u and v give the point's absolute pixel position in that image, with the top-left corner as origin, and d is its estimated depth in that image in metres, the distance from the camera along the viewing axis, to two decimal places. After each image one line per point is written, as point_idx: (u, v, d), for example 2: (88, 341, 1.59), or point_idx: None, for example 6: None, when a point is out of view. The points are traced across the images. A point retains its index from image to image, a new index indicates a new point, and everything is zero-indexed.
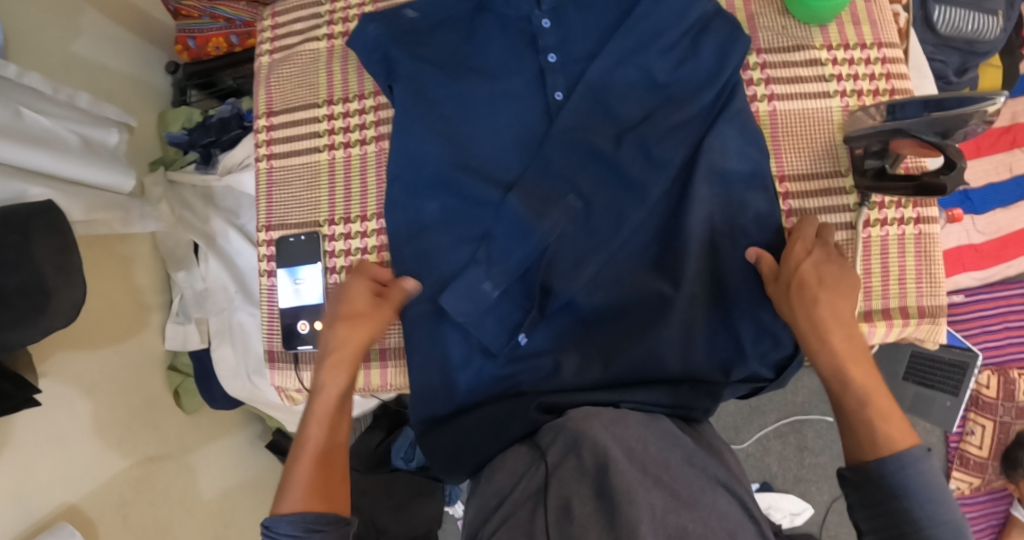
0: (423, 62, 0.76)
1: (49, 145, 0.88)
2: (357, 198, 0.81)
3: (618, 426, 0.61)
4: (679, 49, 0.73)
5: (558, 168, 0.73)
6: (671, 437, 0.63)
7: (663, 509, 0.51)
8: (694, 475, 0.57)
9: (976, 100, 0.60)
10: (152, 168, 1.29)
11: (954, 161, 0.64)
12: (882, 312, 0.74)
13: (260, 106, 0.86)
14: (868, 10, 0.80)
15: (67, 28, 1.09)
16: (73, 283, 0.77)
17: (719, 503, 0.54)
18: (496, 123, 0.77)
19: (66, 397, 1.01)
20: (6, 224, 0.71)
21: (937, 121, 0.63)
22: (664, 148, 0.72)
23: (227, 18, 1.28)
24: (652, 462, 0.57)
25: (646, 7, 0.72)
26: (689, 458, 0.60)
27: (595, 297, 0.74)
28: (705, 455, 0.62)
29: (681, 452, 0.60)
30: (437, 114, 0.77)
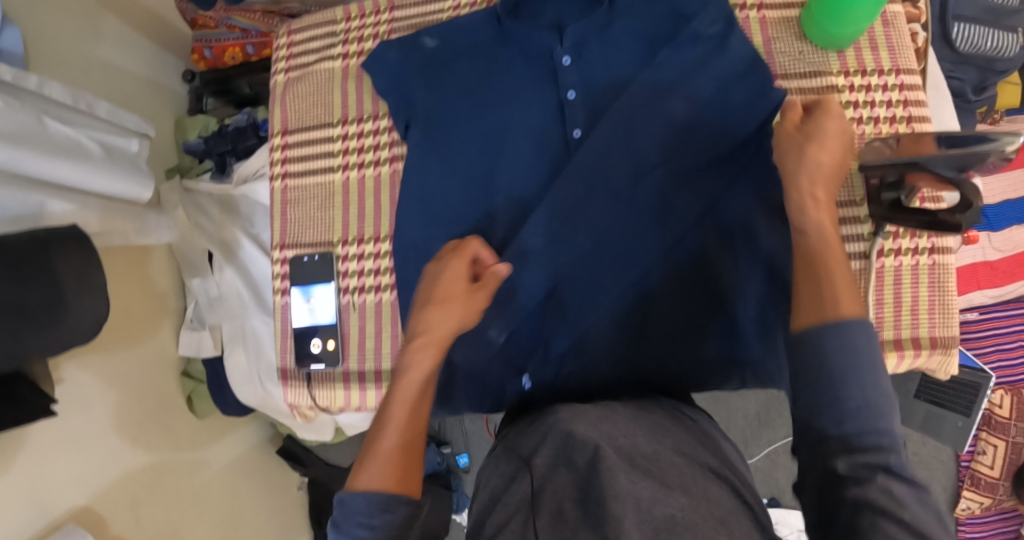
0: (443, 98, 0.78)
1: (73, 154, 0.91)
2: (370, 216, 0.80)
3: (605, 423, 0.60)
4: (707, 91, 0.73)
5: (584, 203, 0.73)
6: (662, 429, 0.63)
7: (649, 499, 0.52)
8: (686, 466, 0.57)
9: (990, 140, 0.57)
10: (168, 175, 1.30)
11: (971, 200, 0.63)
12: (894, 343, 0.73)
13: (276, 124, 0.87)
14: (887, 36, 0.80)
15: (90, 38, 1.11)
16: (91, 296, 0.80)
17: (711, 490, 0.55)
18: (516, 158, 0.77)
19: (82, 403, 1.03)
20: (31, 242, 0.75)
21: (956, 156, 0.61)
22: (681, 187, 0.72)
23: (242, 29, 1.29)
24: (642, 456, 0.57)
25: (667, 53, 0.74)
26: (678, 448, 0.60)
27: (600, 316, 0.75)
28: (699, 445, 0.62)
29: (672, 442, 0.61)
30: (461, 145, 0.77)
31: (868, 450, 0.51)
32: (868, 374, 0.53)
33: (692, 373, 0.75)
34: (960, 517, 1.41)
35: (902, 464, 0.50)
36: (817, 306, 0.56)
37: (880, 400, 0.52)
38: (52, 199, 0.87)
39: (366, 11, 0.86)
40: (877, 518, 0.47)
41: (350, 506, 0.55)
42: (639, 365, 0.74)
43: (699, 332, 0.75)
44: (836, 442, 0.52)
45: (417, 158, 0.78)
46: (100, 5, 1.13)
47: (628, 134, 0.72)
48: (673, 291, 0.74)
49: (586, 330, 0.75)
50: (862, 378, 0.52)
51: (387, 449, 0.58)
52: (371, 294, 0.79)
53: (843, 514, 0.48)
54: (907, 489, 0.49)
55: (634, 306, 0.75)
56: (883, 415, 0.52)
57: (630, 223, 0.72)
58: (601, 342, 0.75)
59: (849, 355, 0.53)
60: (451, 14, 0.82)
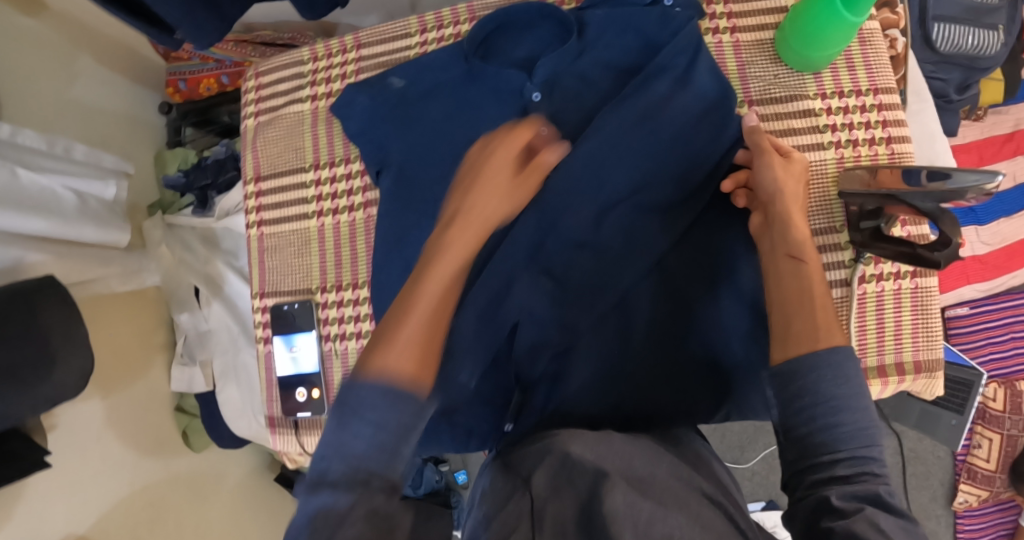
0: (414, 140, 0.76)
1: (47, 209, 0.90)
2: (348, 262, 0.80)
3: (603, 444, 0.62)
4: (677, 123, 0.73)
5: (560, 245, 0.72)
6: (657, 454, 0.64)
7: (649, 517, 0.53)
8: (678, 488, 0.59)
9: (972, 177, 0.56)
10: (151, 212, 1.29)
11: (948, 238, 0.61)
12: (878, 369, 0.73)
13: (249, 169, 0.86)
14: (863, 55, 0.79)
15: (65, 77, 1.09)
16: (76, 351, 0.84)
17: (704, 516, 0.55)
18: None
19: (76, 449, 1.03)
20: (13, 301, 0.78)
21: (932, 194, 0.60)
22: (651, 225, 0.73)
23: (216, 60, 1.28)
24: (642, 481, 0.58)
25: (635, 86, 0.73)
26: (676, 472, 0.62)
27: (582, 353, 0.74)
28: (695, 468, 0.64)
29: (668, 465, 0.62)
30: (433, 184, 0.75)
31: (856, 476, 0.51)
32: (862, 402, 0.54)
33: (681, 406, 0.72)
34: (957, 511, 1.41)
35: (891, 496, 0.49)
36: (801, 339, 0.58)
37: (873, 431, 0.53)
38: (29, 252, 0.87)
39: (333, 50, 0.85)
40: (862, 524, 0.46)
41: (357, 389, 0.46)
42: (622, 397, 0.72)
43: (686, 362, 0.73)
44: (825, 469, 0.52)
45: (388, 197, 0.76)
46: (73, 43, 1.10)
47: (600, 172, 0.72)
48: (653, 326, 0.74)
49: (568, 364, 0.74)
50: (857, 405, 0.53)
51: (407, 334, 0.50)
52: (351, 341, 0.79)
53: (831, 527, 0.47)
54: (897, 520, 0.48)
55: (615, 341, 0.74)
56: (874, 445, 0.53)
57: (603, 262, 0.73)
58: (584, 377, 0.74)
59: (845, 382, 0.54)
60: (419, 51, 0.82)
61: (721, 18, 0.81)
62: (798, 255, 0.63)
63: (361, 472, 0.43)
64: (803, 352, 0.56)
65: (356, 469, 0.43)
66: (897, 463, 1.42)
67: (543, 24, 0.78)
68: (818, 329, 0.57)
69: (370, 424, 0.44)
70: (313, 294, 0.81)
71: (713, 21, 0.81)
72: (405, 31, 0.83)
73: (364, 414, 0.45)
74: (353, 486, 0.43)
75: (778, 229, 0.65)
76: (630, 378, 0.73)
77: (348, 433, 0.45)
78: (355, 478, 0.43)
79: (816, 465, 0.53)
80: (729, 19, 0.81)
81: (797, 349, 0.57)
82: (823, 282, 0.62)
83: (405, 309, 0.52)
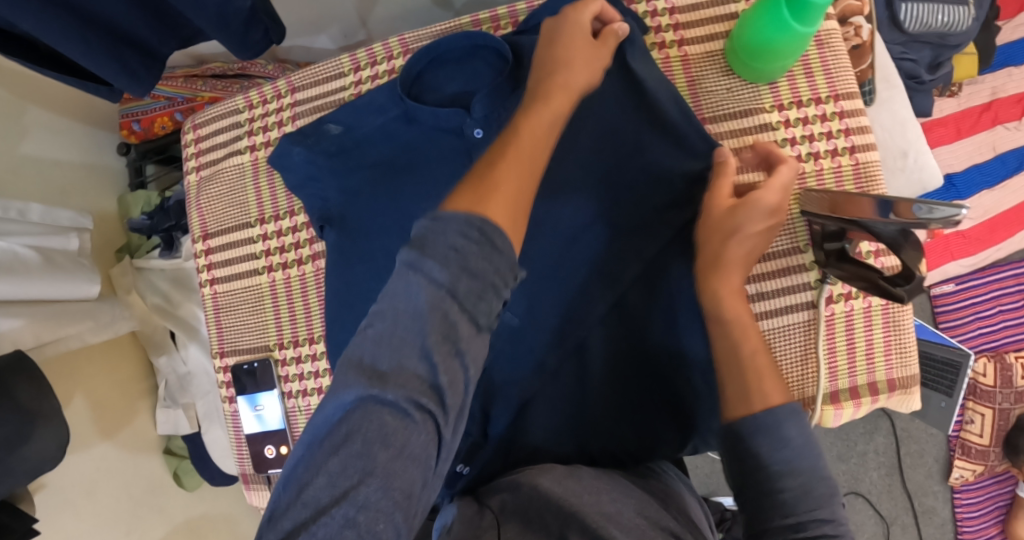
0: (355, 190, 0.73)
1: (7, 270, 0.86)
2: (303, 317, 0.79)
3: (569, 479, 0.60)
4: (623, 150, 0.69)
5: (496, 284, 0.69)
6: (625, 488, 0.61)
7: None
8: (645, 525, 0.55)
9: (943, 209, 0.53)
10: (119, 257, 1.28)
11: (912, 272, 0.61)
12: (849, 391, 0.74)
13: (197, 228, 0.85)
14: (822, 59, 0.75)
15: (13, 134, 1.05)
16: (51, 422, 0.87)
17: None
18: None
19: (64, 505, 1.03)
20: None
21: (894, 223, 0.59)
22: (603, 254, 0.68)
23: (167, 97, 1.20)
24: (608, 521, 0.54)
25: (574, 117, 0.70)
26: (641, 510, 0.58)
27: (543, 394, 0.71)
28: (665, 506, 0.59)
29: (634, 503, 0.58)
30: (377, 231, 0.73)
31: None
32: (806, 461, 0.52)
33: (644, 441, 0.69)
34: (955, 486, 1.38)
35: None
36: (753, 396, 0.55)
37: (818, 492, 0.50)
38: None
39: (268, 96, 0.82)
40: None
41: (440, 224, 0.43)
42: (581, 435, 0.69)
43: (650, 396, 0.69)
44: (782, 536, 0.49)
45: (335, 247, 0.74)
46: (20, 96, 1.07)
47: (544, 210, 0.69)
48: (616, 367, 0.69)
49: (531, 406, 0.71)
50: (797, 465, 0.51)
51: (507, 187, 0.49)
52: (313, 398, 0.78)
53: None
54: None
55: (573, 383, 0.70)
56: (823, 506, 0.50)
57: (556, 298, 0.69)
58: (543, 421, 0.70)
59: (783, 443, 0.52)
60: (354, 92, 0.79)
61: (668, 29, 0.77)
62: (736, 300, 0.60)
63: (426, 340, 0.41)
64: (757, 410, 0.54)
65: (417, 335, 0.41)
66: (890, 444, 1.38)
67: (477, 57, 0.72)
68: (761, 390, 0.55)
69: (448, 276, 0.41)
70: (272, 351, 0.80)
71: (659, 34, 0.77)
72: (339, 70, 0.80)
73: (449, 257, 0.42)
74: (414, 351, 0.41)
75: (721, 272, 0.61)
76: (590, 422, 0.69)
77: (424, 277, 0.42)
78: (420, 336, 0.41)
79: (771, 530, 0.49)
80: (677, 30, 0.77)
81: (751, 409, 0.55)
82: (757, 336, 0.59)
83: (496, 171, 0.50)
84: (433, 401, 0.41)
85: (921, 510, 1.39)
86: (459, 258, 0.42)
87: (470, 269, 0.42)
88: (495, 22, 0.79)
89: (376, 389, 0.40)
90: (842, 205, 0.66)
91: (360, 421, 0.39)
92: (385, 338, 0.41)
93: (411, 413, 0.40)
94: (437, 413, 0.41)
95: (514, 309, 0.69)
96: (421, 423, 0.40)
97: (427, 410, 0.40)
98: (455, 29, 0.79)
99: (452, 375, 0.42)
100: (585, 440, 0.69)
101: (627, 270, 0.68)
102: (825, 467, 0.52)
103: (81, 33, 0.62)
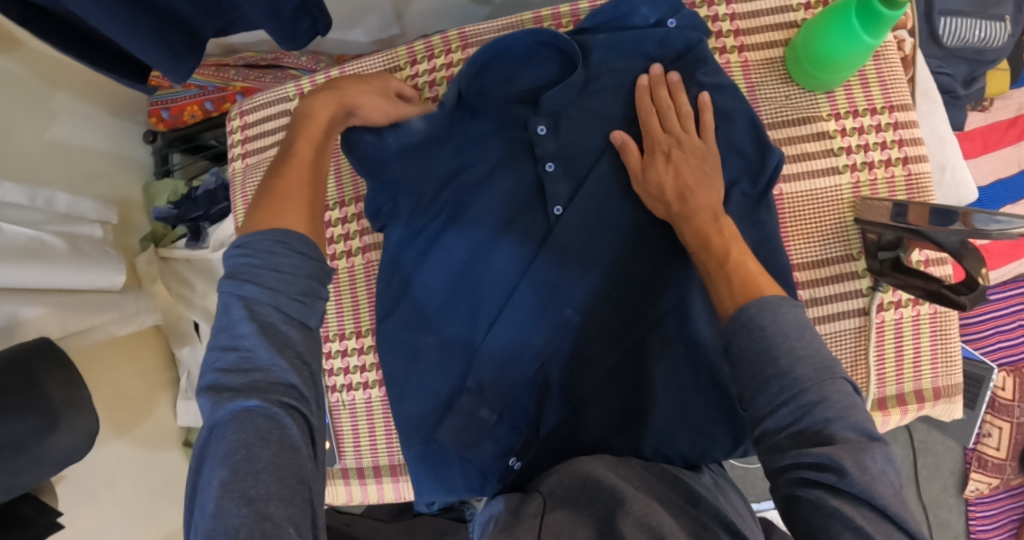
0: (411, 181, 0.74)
1: (35, 256, 0.81)
2: (364, 312, 0.88)
3: (620, 467, 0.60)
4: None
5: (546, 275, 0.69)
6: (674, 479, 0.61)
7: None
8: (698, 512, 0.54)
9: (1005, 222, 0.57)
10: (143, 246, 1.22)
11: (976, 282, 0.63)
12: (896, 397, 0.76)
13: (240, 214, 0.91)
14: (877, 71, 0.76)
15: (42, 116, 0.98)
16: (84, 415, 0.76)
17: None
18: (475, 227, 0.74)
19: (88, 494, 1.00)
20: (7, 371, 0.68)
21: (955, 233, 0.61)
22: (661, 251, 0.69)
23: (198, 85, 1.15)
24: (658, 507, 0.53)
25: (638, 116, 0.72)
26: (690, 498, 0.57)
27: (590, 388, 0.70)
28: (711, 497, 0.58)
29: (683, 492, 0.58)
30: (438, 217, 0.75)
31: (805, 445, 0.44)
32: (783, 344, 0.47)
33: (693, 440, 0.68)
34: (969, 499, 1.35)
35: (851, 475, 0.41)
36: (748, 286, 0.54)
37: (798, 374, 0.45)
38: (24, 305, 0.79)
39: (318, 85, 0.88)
40: (834, 532, 0.41)
41: (253, 250, 0.50)
42: (631, 430, 0.70)
43: (702, 395, 0.69)
44: (777, 441, 0.45)
45: (398, 236, 0.75)
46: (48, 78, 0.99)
47: (607, 209, 0.69)
48: (671, 371, 0.69)
49: (585, 404, 0.70)
50: (776, 352, 0.47)
51: (287, 189, 0.58)
52: (374, 389, 0.88)
53: (810, 537, 0.42)
54: (865, 508, 0.41)
55: (627, 382, 0.70)
56: (809, 389, 0.45)
57: (613, 292, 0.68)
58: (595, 420, 0.70)
59: (763, 335, 0.48)
60: (411, 84, 0.86)
61: (729, 35, 0.78)
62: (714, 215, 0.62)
63: (278, 358, 0.47)
64: (750, 299, 0.52)
65: (270, 355, 0.47)
66: (906, 455, 1.37)
67: (538, 56, 0.75)
68: (750, 281, 0.55)
69: (273, 294, 0.49)
70: (332, 339, 0.89)
71: (721, 40, 0.78)
72: (396, 62, 0.87)
73: (269, 277, 0.49)
74: (275, 365, 0.46)
75: (698, 196, 0.64)
76: (636, 417, 0.70)
77: (255, 304, 0.49)
78: (270, 348, 0.47)
79: (767, 432, 0.46)
80: (737, 36, 0.78)
81: (747, 295, 0.53)
82: (738, 245, 0.59)
83: (285, 186, 0.58)
84: (296, 401, 0.47)
85: (936, 523, 1.36)
86: (280, 273, 0.49)
87: (291, 272, 0.50)
88: (555, 19, 0.83)
89: (250, 398, 0.45)
90: (910, 213, 0.66)
91: (240, 440, 0.43)
92: (235, 370, 0.46)
93: (282, 415, 0.45)
94: (299, 413, 0.47)
95: (573, 305, 0.69)
96: (292, 419, 0.46)
97: (291, 408, 0.46)
98: (517, 25, 0.83)
99: (304, 379, 0.48)
100: (634, 435, 0.69)
101: (682, 271, 0.68)
102: (811, 340, 0.47)
103: (128, 20, 0.59)
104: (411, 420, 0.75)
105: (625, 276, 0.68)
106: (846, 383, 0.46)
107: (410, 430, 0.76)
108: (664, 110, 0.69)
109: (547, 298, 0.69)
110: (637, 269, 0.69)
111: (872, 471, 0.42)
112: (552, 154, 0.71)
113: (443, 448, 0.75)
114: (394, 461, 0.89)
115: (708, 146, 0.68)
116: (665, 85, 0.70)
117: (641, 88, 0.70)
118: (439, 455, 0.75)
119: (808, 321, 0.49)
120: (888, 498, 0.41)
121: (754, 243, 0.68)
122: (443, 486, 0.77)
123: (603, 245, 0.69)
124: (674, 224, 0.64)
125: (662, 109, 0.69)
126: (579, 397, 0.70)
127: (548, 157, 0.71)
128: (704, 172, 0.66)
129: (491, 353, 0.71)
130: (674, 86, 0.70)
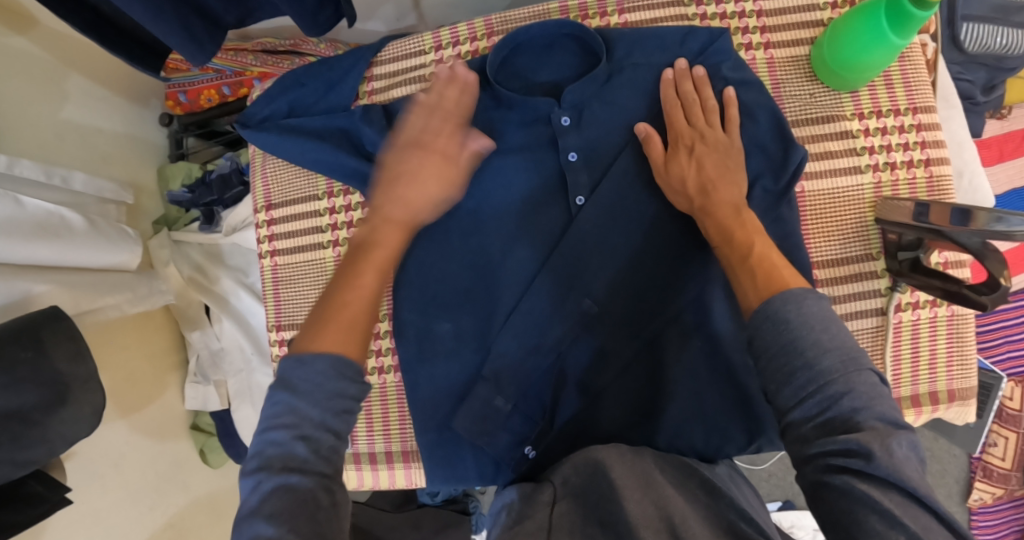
0: None
1: (52, 233, 0.81)
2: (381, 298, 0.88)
3: (633, 454, 0.60)
4: None
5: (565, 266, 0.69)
6: (689, 470, 0.61)
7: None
8: (711, 500, 0.55)
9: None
10: (157, 229, 1.21)
11: (996, 283, 0.63)
12: (911, 399, 0.76)
13: (260, 198, 0.93)
14: (902, 72, 0.76)
15: (54, 97, 0.97)
16: (90, 390, 0.76)
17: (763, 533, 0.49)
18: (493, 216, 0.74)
19: (95, 476, 0.99)
20: (15, 340, 0.68)
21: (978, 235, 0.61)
22: (682, 244, 0.69)
23: (216, 69, 1.14)
24: (676, 497, 0.53)
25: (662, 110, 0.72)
26: (707, 487, 0.57)
27: (606, 380, 0.70)
28: (729, 489, 0.58)
29: (699, 480, 0.58)
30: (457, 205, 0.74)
31: (832, 434, 0.44)
32: (808, 336, 0.47)
33: (708, 434, 0.69)
34: (973, 507, 1.34)
35: (879, 460, 0.41)
36: (772, 279, 0.54)
37: (824, 366, 0.45)
38: (39, 282, 0.78)
39: None
40: (862, 516, 0.40)
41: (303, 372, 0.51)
42: (647, 424, 0.70)
43: (717, 388, 0.69)
44: (803, 431, 0.45)
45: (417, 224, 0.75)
46: (64, 57, 0.99)
47: (628, 202, 0.69)
48: (688, 367, 0.69)
49: (601, 395, 0.71)
50: (801, 344, 0.47)
51: (351, 314, 0.57)
52: (388, 375, 0.88)
53: (838, 524, 0.42)
54: (894, 492, 0.41)
55: (643, 375, 0.70)
56: (836, 380, 0.45)
57: (633, 283, 0.68)
58: (610, 410, 0.70)
59: (787, 327, 0.48)
60: (435, 69, 0.86)
61: (754, 31, 0.78)
62: (739, 207, 0.62)
63: (314, 449, 0.48)
64: (775, 291, 0.52)
65: (311, 449, 0.48)
66: None
67: (561, 48, 0.75)
68: (774, 273, 0.55)
69: (314, 402, 0.50)
70: None
71: (746, 36, 0.78)
72: (420, 48, 0.87)
73: (314, 393, 0.50)
74: (312, 456, 0.48)
75: (721, 191, 0.64)
76: (652, 409, 0.70)
77: (294, 406, 0.49)
78: (309, 444, 0.48)
79: (792, 424, 0.46)
80: (763, 33, 0.78)
81: (771, 287, 0.53)
82: (762, 239, 0.59)
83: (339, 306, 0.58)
84: (330, 484, 0.48)
85: None
86: (321, 384, 0.50)
87: (326, 378, 0.51)
88: (582, 12, 0.81)
89: (291, 477, 0.47)
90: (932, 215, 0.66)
91: (277, 510, 0.45)
92: (279, 452, 0.48)
93: (318, 490, 0.47)
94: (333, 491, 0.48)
95: (593, 297, 0.69)
96: (327, 502, 0.47)
97: (326, 489, 0.48)
98: (543, 15, 0.82)
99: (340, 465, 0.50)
100: (650, 428, 0.70)
101: (704, 265, 0.68)
102: (838, 333, 0.47)
103: (156, 3, 0.59)
104: (424, 406, 0.76)
105: (645, 267, 0.68)
106: (872, 373, 0.46)
107: (424, 416, 0.76)
108: (689, 106, 0.69)
109: (565, 289, 0.69)
110: (657, 261, 0.69)
111: (898, 457, 0.42)
112: (575, 144, 0.71)
113: (455, 436, 0.76)
114: (406, 448, 0.89)
115: (730, 140, 0.68)
116: (689, 78, 0.70)
117: (666, 82, 0.70)
118: (451, 441, 0.76)
119: (834, 313, 0.49)
120: (916, 482, 0.41)
121: (776, 239, 0.68)
122: (454, 475, 0.77)
123: (625, 237, 0.69)
124: (694, 217, 0.65)
125: (687, 103, 0.69)
126: (595, 388, 0.70)
127: (570, 148, 0.71)
128: (727, 166, 0.66)
129: (508, 341, 0.71)
130: (698, 80, 0.70)
